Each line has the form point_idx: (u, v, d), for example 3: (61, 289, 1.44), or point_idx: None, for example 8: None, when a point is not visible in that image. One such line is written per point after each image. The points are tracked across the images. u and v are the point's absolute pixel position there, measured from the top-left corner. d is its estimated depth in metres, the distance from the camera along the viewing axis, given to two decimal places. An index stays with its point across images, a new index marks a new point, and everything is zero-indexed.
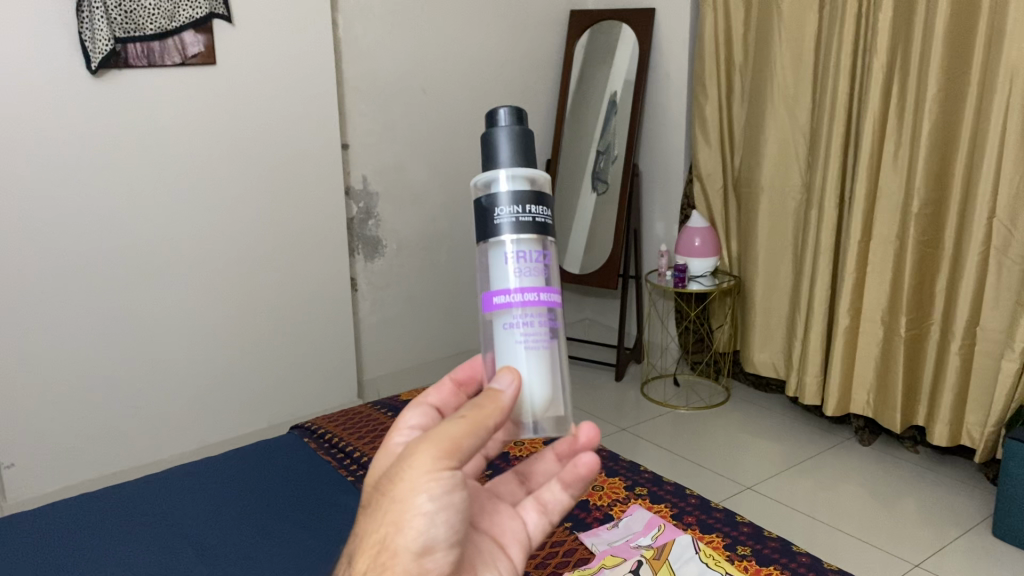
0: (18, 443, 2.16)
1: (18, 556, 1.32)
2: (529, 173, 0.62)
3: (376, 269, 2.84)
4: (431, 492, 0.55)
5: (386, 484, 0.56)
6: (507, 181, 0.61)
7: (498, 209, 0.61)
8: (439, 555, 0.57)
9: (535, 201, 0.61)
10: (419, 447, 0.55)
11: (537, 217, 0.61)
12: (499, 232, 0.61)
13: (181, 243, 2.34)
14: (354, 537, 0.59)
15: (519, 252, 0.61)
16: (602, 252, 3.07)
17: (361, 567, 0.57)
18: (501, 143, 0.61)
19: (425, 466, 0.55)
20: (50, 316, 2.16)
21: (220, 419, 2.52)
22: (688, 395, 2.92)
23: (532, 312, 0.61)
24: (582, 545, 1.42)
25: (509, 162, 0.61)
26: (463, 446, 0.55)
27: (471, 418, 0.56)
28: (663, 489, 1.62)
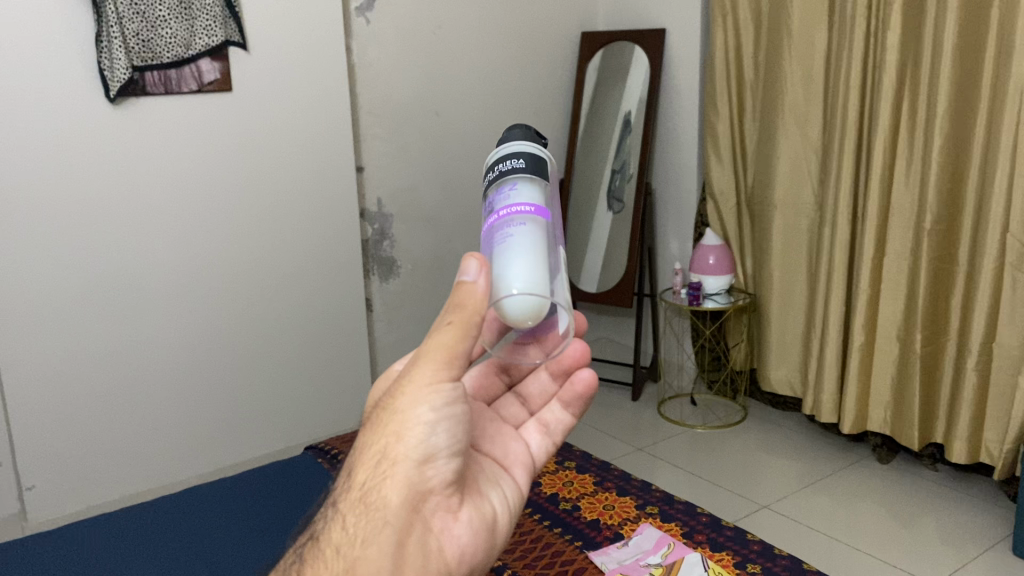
0: (38, 465, 2.20)
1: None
2: (523, 145, 0.80)
3: (391, 290, 2.86)
4: (432, 400, 0.65)
5: (392, 397, 0.67)
6: (494, 153, 0.81)
7: (496, 167, 0.80)
8: (440, 461, 0.66)
9: (521, 156, 0.79)
10: (420, 361, 0.66)
11: (522, 164, 0.78)
12: (495, 180, 0.79)
13: (198, 267, 2.38)
14: (357, 452, 0.68)
15: (499, 191, 0.78)
16: (616, 271, 3.07)
17: (365, 475, 0.66)
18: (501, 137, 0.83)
19: (427, 375, 0.66)
20: (70, 340, 2.20)
21: (237, 441, 2.54)
22: (705, 414, 2.92)
23: (498, 226, 0.74)
24: (591, 563, 1.42)
25: (510, 144, 0.81)
26: (457, 355, 0.66)
27: (459, 322, 0.65)
28: (674, 508, 1.62)
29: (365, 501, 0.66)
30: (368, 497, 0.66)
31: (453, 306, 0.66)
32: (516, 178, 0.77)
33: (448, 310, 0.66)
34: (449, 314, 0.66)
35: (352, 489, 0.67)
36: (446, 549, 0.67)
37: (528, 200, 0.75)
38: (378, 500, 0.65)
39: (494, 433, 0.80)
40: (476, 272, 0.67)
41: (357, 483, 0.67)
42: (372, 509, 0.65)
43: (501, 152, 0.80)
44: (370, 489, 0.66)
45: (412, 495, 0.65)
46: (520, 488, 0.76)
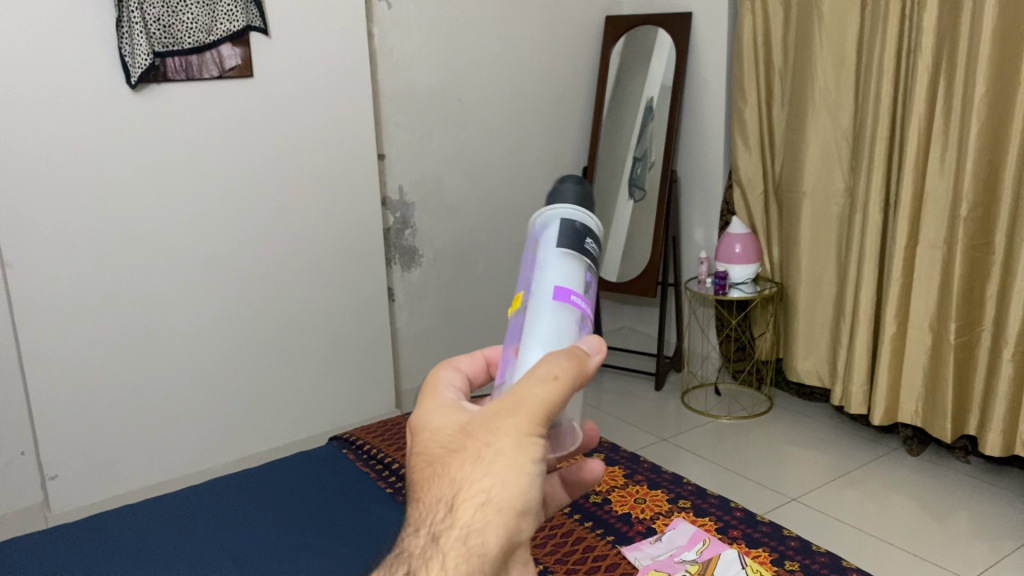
0: (62, 453, 2.19)
1: (59, 566, 1.33)
2: (587, 215, 0.65)
3: (413, 279, 2.83)
4: (537, 450, 0.57)
5: (492, 436, 0.57)
6: (568, 211, 0.64)
7: (555, 227, 0.64)
8: (537, 512, 0.58)
9: (587, 235, 0.64)
10: (521, 405, 0.56)
11: (589, 247, 0.64)
12: (555, 243, 0.63)
13: (219, 255, 2.35)
14: (444, 490, 0.58)
15: (566, 263, 0.62)
16: (640, 260, 3.03)
17: (463, 519, 0.57)
18: (564, 185, 0.65)
19: (529, 424, 0.56)
20: (93, 328, 2.18)
21: (260, 430, 2.52)
22: (730, 404, 2.88)
23: (571, 315, 0.61)
24: (625, 559, 1.39)
25: (572, 202, 0.65)
26: (562, 404, 0.56)
27: (565, 381, 0.56)
28: (707, 502, 1.58)
29: (460, 554, 0.58)
30: (466, 547, 0.57)
31: (567, 363, 0.56)
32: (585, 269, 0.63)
33: (556, 361, 0.57)
34: (558, 365, 0.56)
35: (441, 537, 0.58)
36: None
37: (583, 295, 0.63)
38: (480, 547, 0.57)
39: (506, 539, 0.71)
40: (599, 351, 0.60)
41: (452, 526, 0.57)
42: (473, 555, 0.57)
43: (577, 217, 0.64)
44: (467, 538, 0.57)
45: (510, 545, 0.58)
46: None
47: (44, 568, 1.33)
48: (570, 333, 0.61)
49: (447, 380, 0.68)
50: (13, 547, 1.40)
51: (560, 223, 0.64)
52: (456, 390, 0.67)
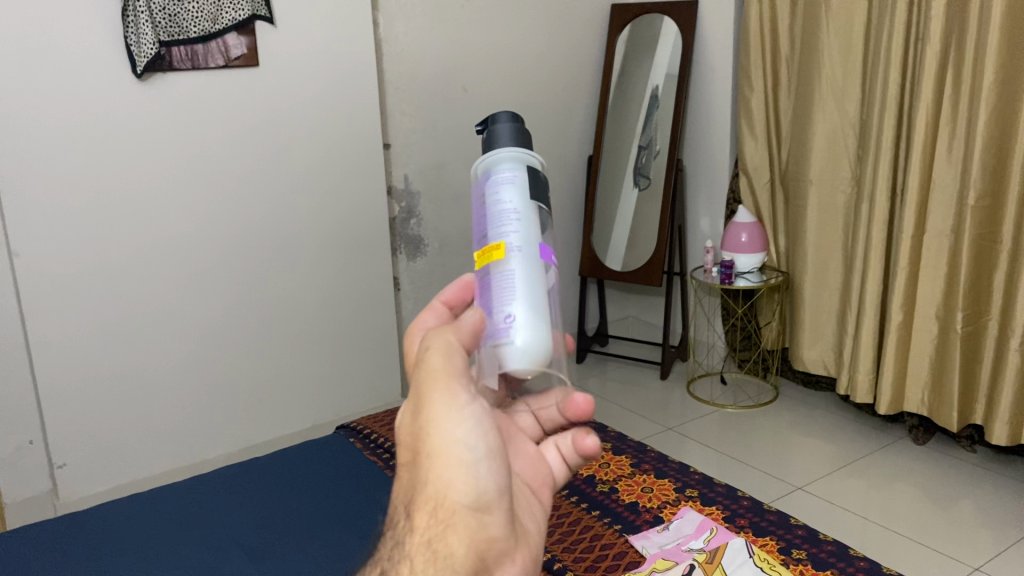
0: (70, 442, 2.20)
1: (69, 554, 1.34)
2: (527, 156, 0.69)
3: (418, 268, 2.84)
4: (467, 430, 0.61)
5: (424, 432, 0.61)
6: (511, 156, 0.68)
7: (505, 178, 0.67)
8: (493, 501, 0.61)
9: (533, 177, 0.68)
10: (431, 388, 0.61)
11: (537, 188, 0.68)
12: (505, 193, 0.66)
13: (225, 244, 2.35)
14: (403, 500, 0.62)
15: (520, 210, 0.65)
16: (645, 249, 3.02)
17: (422, 521, 0.60)
18: (498, 134, 0.70)
19: (445, 403, 0.61)
20: (99, 317, 2.19)
21: (266, 418, 2.53)
22: (736, 394, 2.88)
23: (532, 259, 0.64)
24: (632, 547, 1.41)
25: (510, 147, 0.69)
26: (463, 373, 0.62)
27: (455, 345, 0.63)
28: (714, 491, 1.58)
29: (426, 555, 0.60)
30: (429, 548, 0.60)
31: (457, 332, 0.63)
32: (541, 212, 0.67)
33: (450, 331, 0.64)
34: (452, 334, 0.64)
35: (406, 544, 0.61)
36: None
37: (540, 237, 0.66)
38: (444, 548, 0.59)
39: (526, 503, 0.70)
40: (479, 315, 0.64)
41: (415, 531, 0.60)
42: (438, 558, 0.60)
43: (515, 163, 0.68)
44: (429, 537, 0.60)
45: (476, 541, 0.60)
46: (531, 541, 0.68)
47: (55, 556, 1.33)
48: (536, 272, 0.64)
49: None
50: (23, 536, 1.41)
51: (506, 169, 0.67)
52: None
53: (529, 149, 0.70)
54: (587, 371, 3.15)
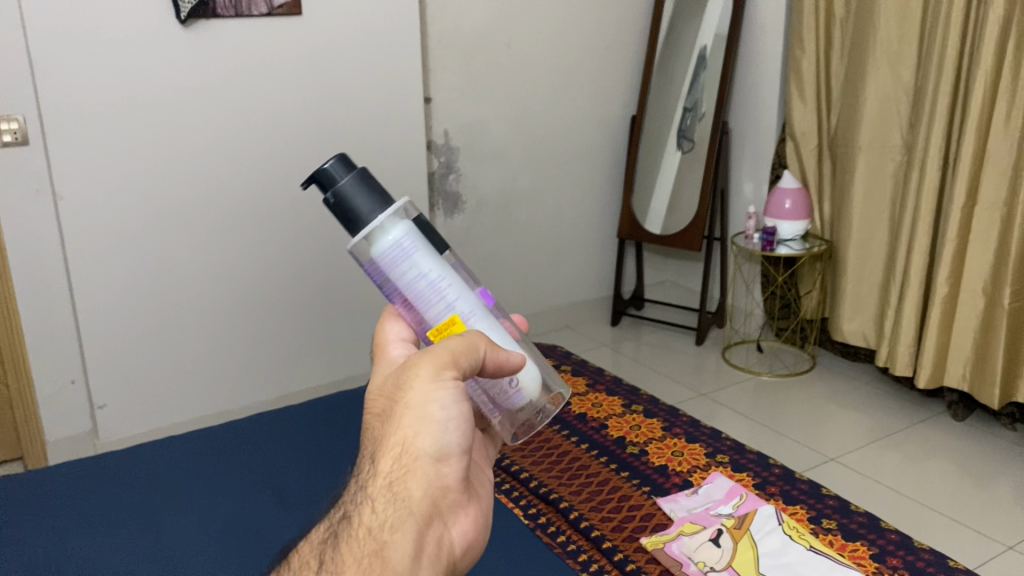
0: (109, 383, 2.25)
1: (112, 491, 1.38)
2: (396, 210, 0.77)
3: (455, 225, 2.83)
4: (444, 401, 0.71)
5: (405, 394, 0.71)
6: (387, 215, 0.76)
7: (405, 249, 0.77)
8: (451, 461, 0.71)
9: (415, 232, 0.78)
10: (423, 365, 0.71)
11: (422, 236, 0.79)
12: (415, 264, 0.77)
13: (265, 195, 2.36)
14: (374, 442, 0.72)
15: (438, 273, 0.77)
16: (686, 213, 2.98)
17: (386, 466, 0.70)
18: (357, 201, 0.76)
19: (430, 376, 0.71)
20: (140, 262, 2.22)
21: (302, 367, 2.56)
22: (772, 361, 2.85)
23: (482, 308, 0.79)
24: (660, 510, 1.41)
25: (379, 215, 0.76)
26: (461, 359, 0.71)
27: (467, 339, 0.72)
28: (745, 457, 1.57)
29: (383, 499, 0.70)
30: (391, 492, 0.70)
31: (475, 336, 0.73)
32: (439, 252, 0.80)
33: (466, 333, 0.73)
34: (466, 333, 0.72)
35: (366, 487, 0.71)
36: (452, 545, 0.73)
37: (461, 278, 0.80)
38: (403, 492, 0.69)
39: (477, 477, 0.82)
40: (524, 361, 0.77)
41: (378, 473, 0.71)
42: (396, 499, 0.69)
43: (398, 228, 0.77)
44: (391, 483, 0.70)
45: (430, 489, 0.70)
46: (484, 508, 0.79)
47: (99, 492, 1.38)
48: (491, 318, 0.80)
49: (396, 334, 0.82)
50: (68, 468, 1.46)
51: (395, 232, 0.77)
52: (405, 346, 0.82)
53: (389, 196, 0.78)
54: (621, 334, 3.13)
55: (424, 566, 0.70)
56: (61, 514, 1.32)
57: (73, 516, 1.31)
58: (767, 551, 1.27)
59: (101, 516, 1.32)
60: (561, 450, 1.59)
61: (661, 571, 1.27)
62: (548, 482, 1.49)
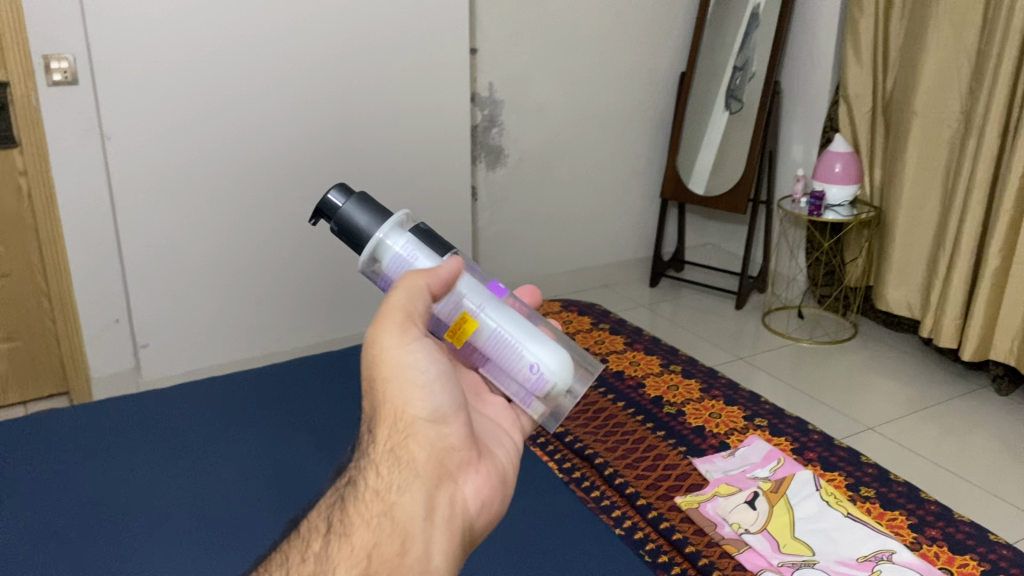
0: (152, 323, 2.29)
1: (155, 427, 1.42)
2: (396, 222, 0.82)
3: (496, 179, 2.81)
4: (413, 358, 0.74)
5: (377, 364, 0.74)
6: (382, 226, 0.81)
7: (407, 253, 0.80)
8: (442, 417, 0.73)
9: (417, 235, 0.82)
10: (383, 325, 0.74)
11: (427, 239, 0.82)
12: (419, 264, 0.80)
13: (309, 142, 2.36)
14: (369, 418, 0.75)
15: (442, 268, 0.80)
16: (731, 175, 2.93)
17: (381, 435, 0.73)
18: (357, 220, 0.81)
19: (396, 337, 0.74)
20: (183, 204, 2.23)
21: (340, 315, 2.58)
22: (813, 328, 2.81)
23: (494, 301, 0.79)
24: (695, 470, 1.41)
25: (380, 229, 0.81)
26: (411, 309, 0.74)
27: (407, 285, 0.75)
28: (784, 422, 1.56)
29: (385, 464, 0.72)
30: (392, 457, 0.72)
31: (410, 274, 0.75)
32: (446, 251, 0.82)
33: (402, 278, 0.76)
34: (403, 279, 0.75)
35: (368, 458, 0.73)
36: (468, 504, 0.72)
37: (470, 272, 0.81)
38: (401, 453, 0.72)
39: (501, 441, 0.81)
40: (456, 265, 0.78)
41: (376, 444, 0.73)
42: (397, 462, 0.71)
43: (398, 235, 0.81)
44: (391, 449, 0.72)
45: (430, 448, 0.72)
46: (508, 472, 0.78)
47: (143, 428, 1.42)
48: (507, 310, 0.80)
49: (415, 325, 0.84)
50: (117, 401, 1.50)
51: (390, 239, 0.81)
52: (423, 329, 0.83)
53: (382, 208, 0.82)
54: (660, 296, 3.10)
55: (437, 521, 0.69)
56: (105, 448, 1.36)
57: (125, 446, 1.37)
58: (803, 517, 1.27)
59: (151, 448, 1.37)
60: (598, 407, 1.59)
61: (694, 531, 1.26)
62: (583, 438, 1.49)
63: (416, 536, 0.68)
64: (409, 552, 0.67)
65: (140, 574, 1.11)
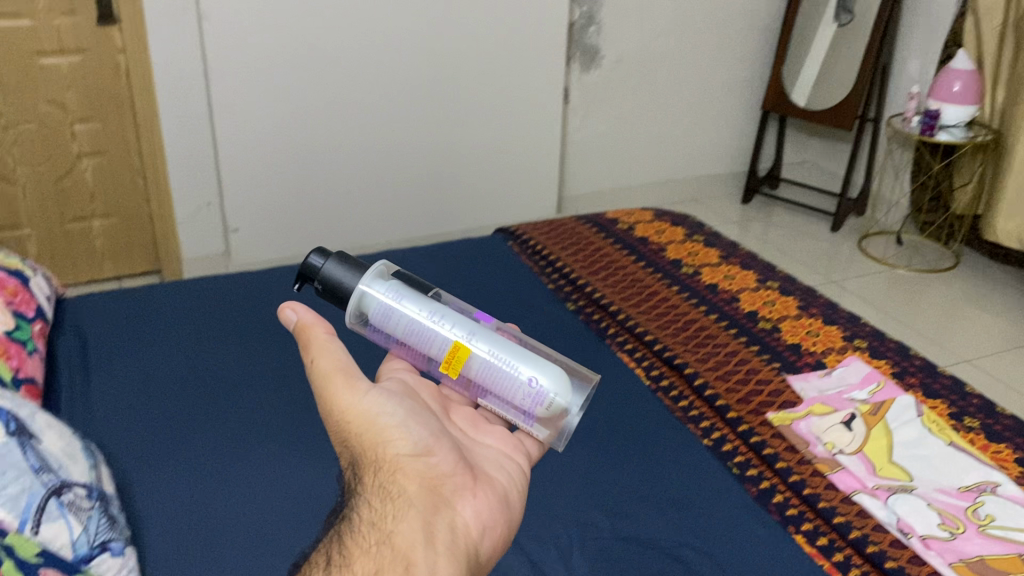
0: (245, 209, 2.35)
1: (252, 325, 1.49)
2: (374, 272, 0.81)
3: (590, 82, 2.73)
4: (368, 404, 0.73)
5: (335, 420, 0.73)
6: (360, 279, 0.80)
7: (390, 302, 0.79)
8: (419, 450, 0.72)
9: (395, 283, 0.81)
10: (327, 383, 0.73)
11: (404, 284, 0.81)
12: (402, 308, 0.79)
13: (403, 32, 2.31)
14: (349, 472, 0.73)
15: (426, 308, 0.79)
16: (837, 90, 2.78)
17: (367, 479, 0.71)
18: (337, 275, 0.80)
19: (347, 389, 0.73)
20: (276, 91, 2.24)
21: (428, 211, 2.59)
22: (912, 255, 2.69)
23: (480, 330, 0.78)
24: (789, 387, 1.36)
25: (359, 282, 0.80)
26: (339, 362, 0.74)
27: (318, 349, 0.75)
28: (885, 345, 1.49)
29: (373, 501, 0.69)
30: (383, 492, 0.70)
31: (303, 337, 0.76)
32: (426, 293, 0.82)
33: (303, 346, 0.76)
34: (303, 348, 0.76)
35: (353, 500, 0.71)
36: (470, 526, 0.70)
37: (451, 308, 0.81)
38: (391, 488, 0.70)
39: (503, 468, 0.78)
40: (292, 308, 0.77)
41: (364, 489, 0.71)
42: (390, 496, 0.69)
43: (374, 285, 0.80)
44: (382, 486, 0.70)
45: (418, 480, 0.70)
46: (514, 497, 0.76)
47: (243, 323, 1.50)
48: (494, 336, 0.79)
49: (398, 373, 0.84)
50: (217, 294, 1.59)
51: (370, 289, 0.80)
52: (405, 374, 0.84)
53: (357, 262, 0.81)
54: (751, 213, 3.01)
55: (437, 541, 0.67)
56: (207, 346, 1.43)
57: (226, 348, 1.43)
58: (902, 442, 1.23)
59: (251, 349, 1.42)
60: (689, 319, 1.53)
61: (785, 448, 1.23)
62: (674, 347, 1.44)
63: (419, 559, 0.65)
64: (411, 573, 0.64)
65: (242, 481, 1.15)
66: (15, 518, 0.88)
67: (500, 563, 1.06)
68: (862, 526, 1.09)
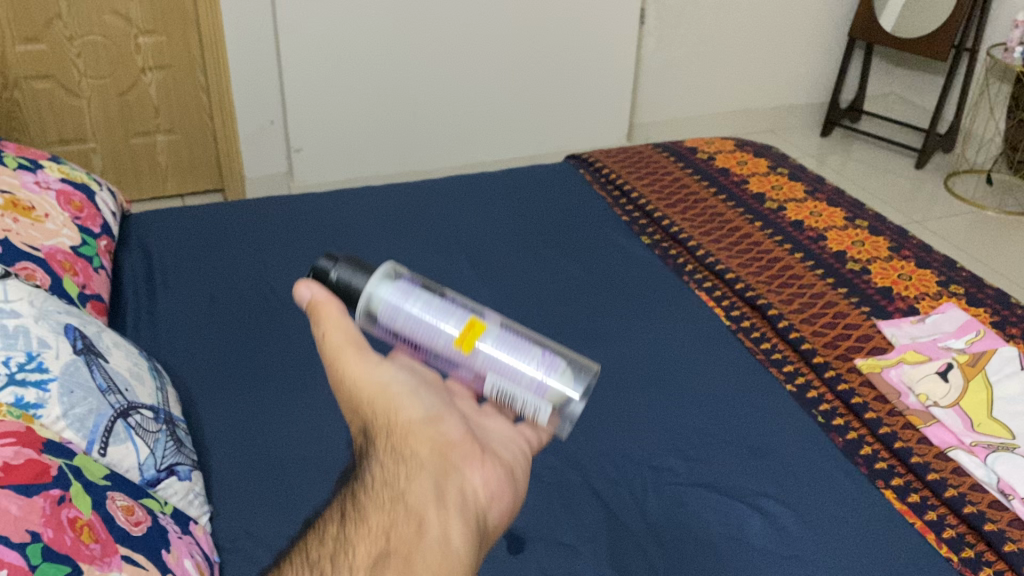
0: (309, 130, 2.31)
1: (319, 248, 1.45)
2: (382, 269, 0.73)
3: (668, 3, 2.59)
4: (381, 374, 0.69)
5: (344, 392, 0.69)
6: (368, 280, 0.72)
7: (396, 304, 0.72)
8: (431, 419, 0.67)
9: (403, 280, 0.73)
10: (338, 353, 0.68)
11: (414, 281, 0.73)
12: (410, 310, 0.71)
13: None
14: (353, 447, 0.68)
15: (434, 307, 0.72)
16: (932, 18, 2.60)
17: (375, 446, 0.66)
18: (343, 275, 0.72)
19: (358, 359, 0.69)
20: (342, 6, 2.16)
21: (494, 136, 2.53)
22: (1002, 197, 2.54)
23: (491, 330, 0.72)
24: (879, 333, 1.28)
25: (367, 281, 0.72)
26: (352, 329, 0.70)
27: (329, 316, 0.70)
28: (984, 293, 1.39)
29: (384, 463, 0.64)
30: (394, 455, 0.64)
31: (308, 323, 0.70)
32: (436, 289, 0.74)
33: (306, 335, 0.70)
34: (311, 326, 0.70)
35: (358, 467, 0.66)
36: (480, 493, 0.64)
37: (461, 303, 0.73)
38: (402, 450, 0.64)
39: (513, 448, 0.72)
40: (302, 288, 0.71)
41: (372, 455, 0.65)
42: (399, 458, 0.64)
43: (381, 284, 0.72)
44: (391, 451, 0.65)
45: (429, 445, 0.65)
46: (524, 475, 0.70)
47: (309, 245, 1.46)
48: (503, 335, 0.72)
49: None
50: (284, 214, 1.55)
51: (378, 289, 0.72)
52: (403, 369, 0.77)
53: (362, 263, 0.74)
54: (829, 147, 2.87)
55: (448, 501, 0.62)
56: (273, 266, 1.40)
57: (292, 270, 1.39)
58: (1003, 398, 1.13)
59: None
60: (773, 258, 1.45)
61: (875, 397, 1.17)
62: (756, 288, 1.37)
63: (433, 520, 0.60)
64: (422, 534, 0.59)
65: (308, 408, 1.12)
66: (83, 440, 0.86)
67: (574, 503, 1.02)
68: (958, 484, 1.02)
